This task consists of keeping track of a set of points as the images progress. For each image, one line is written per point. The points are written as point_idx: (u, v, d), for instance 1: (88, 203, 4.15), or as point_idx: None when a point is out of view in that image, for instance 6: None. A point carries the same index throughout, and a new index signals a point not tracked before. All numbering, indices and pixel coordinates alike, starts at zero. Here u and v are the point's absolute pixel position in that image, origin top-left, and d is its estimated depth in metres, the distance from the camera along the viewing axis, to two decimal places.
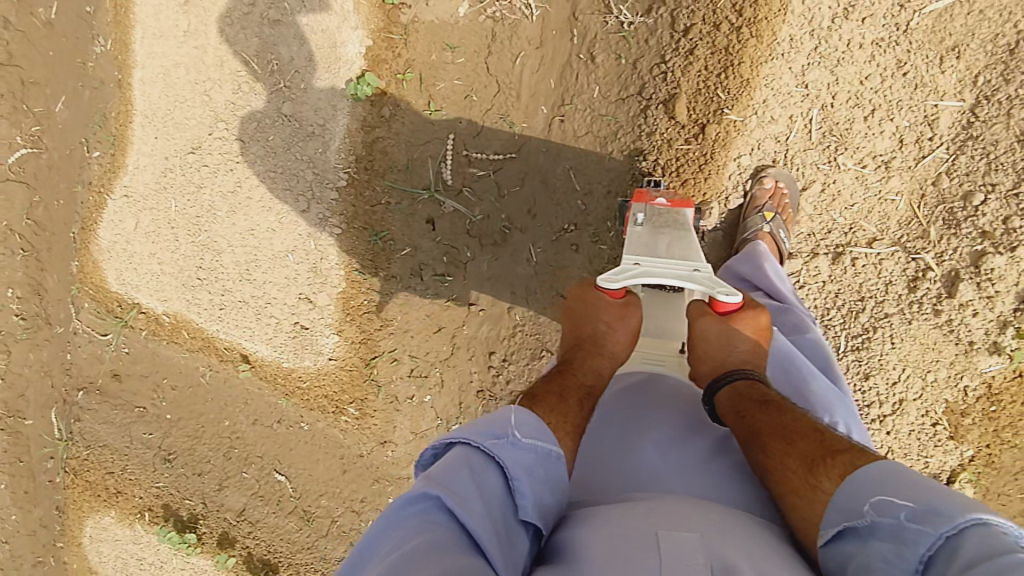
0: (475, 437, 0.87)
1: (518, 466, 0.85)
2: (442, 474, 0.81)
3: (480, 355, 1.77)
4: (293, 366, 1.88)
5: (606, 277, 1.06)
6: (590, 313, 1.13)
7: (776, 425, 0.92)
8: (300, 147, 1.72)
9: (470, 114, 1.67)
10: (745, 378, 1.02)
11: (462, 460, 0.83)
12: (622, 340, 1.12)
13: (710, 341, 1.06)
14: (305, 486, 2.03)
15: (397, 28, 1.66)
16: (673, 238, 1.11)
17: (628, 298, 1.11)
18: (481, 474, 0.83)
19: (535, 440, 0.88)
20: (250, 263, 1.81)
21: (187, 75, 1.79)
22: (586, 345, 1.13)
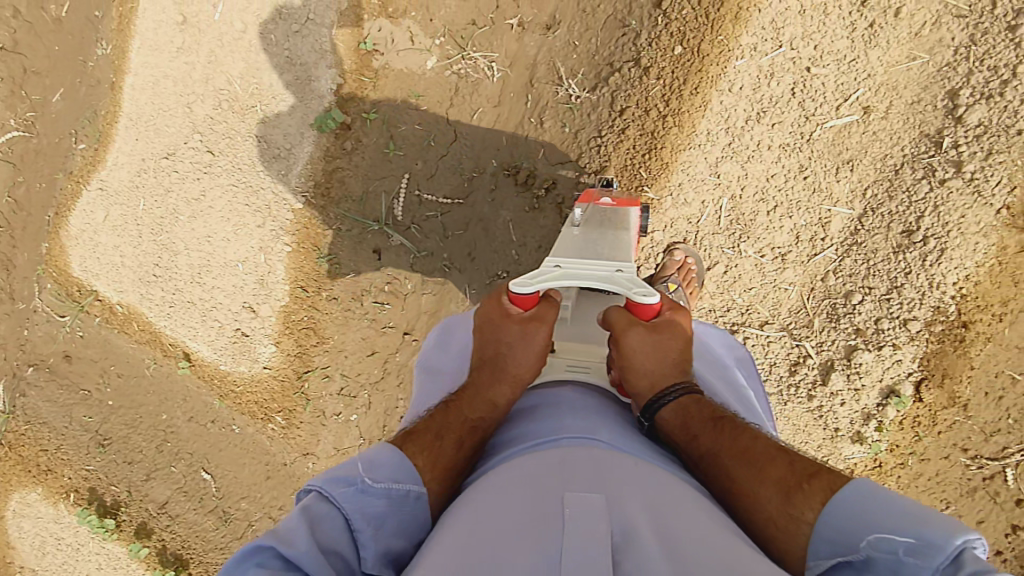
0: (322, 486, 0.80)
1: (365, 515, 0.79)
2: (279, 529, 0.74)
3: (407, 383, 1.87)
4: (230, 370, 1.97)
5: (520, 281, 0.95)
6: (491, 332, 0.99)
7: (733, 446, 0.87)
8: (266, 166, 1.85)
9: (426, 158, 1.82)
10: (690, 392, 0.94)
11: (304, 514, 0.76)
12: (525, 363, 0.97)
13: (646, 358, 0.95)
14: (228, 487, 2.10)
15: (368, 71, 1.80)
16: (605, 237, 1.07)
17: (539, 309, 0.97)
18: (325, 526, 0.76)
19: (388, 482, 0.82)
20: (203, 268, 1.91)
21: (174, 86, 1.92)
22: (485, 370, 0.99)
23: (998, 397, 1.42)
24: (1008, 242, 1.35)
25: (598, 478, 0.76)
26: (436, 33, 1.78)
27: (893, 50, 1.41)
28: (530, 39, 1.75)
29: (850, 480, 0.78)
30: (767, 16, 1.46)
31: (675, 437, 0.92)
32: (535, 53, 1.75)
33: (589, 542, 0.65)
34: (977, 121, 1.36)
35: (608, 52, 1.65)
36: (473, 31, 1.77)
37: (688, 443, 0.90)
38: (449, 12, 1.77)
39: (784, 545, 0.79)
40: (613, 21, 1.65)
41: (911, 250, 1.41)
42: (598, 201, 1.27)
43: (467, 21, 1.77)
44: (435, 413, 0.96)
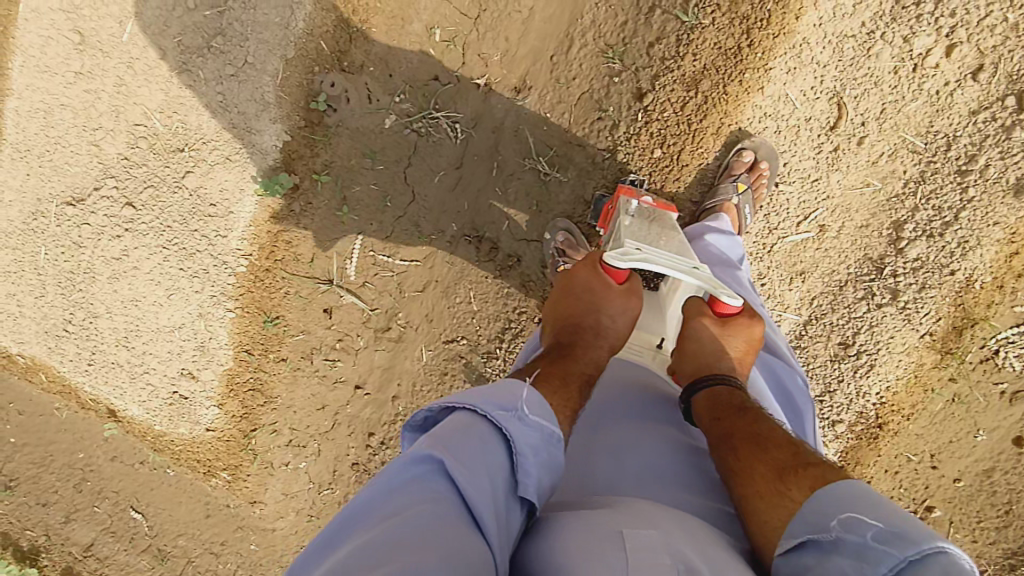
0: (483, 405, 0.82)
1: (524, 445, 0.80)
2: (444, 439, 0.77)
3: (360, 433, 1.83)
4: (166, 430, 1.86)
5: (614, 256, 1.05)
6: (592, 300, 1.13)
7: (748, 430, 0.94)
8: (197, 225, 1.66)
9: (381, 219, 1.69)
10: (723, 383, 1.04)
11: (463, 428, 0.79)
12: (620, 331, 1.14)
13: (699, 342, 1.10)
14: (162, 525, 1.99)
15: (319, 128, 1.62)
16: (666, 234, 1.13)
17: (630, 284, 1.15)
18: (486, 444, 0.78)
19: (542, 419, 0.83)
20: (130, 332, 1.74)
21: (73, 119, 1.63)
22: (587, 333, 1.12)
23: (895, 472, 1.63)
24: (925, 359, 1.54)
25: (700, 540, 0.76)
26: (396, 89, 1.61)
27: (851, 175, 1.47)
28: (498, 100, 1.62)
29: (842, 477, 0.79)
30: (746, 134, 1.47)
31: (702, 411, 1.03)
32: (502, 116, 1.62)
33: None
34: (916, 256, 1.47)
35: (580, 133, 1.58)
36: (436, 88, 1.61)
37: (711, 421, 1.00)
38: (411, 67, 1.60)
39: (761, 518, 0.82)
40: (587, 99, 1.56)
41: (846, 361, 1.57)
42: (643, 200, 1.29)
43: (430, 77, 1.61)
44: (553, 360, 1.05)
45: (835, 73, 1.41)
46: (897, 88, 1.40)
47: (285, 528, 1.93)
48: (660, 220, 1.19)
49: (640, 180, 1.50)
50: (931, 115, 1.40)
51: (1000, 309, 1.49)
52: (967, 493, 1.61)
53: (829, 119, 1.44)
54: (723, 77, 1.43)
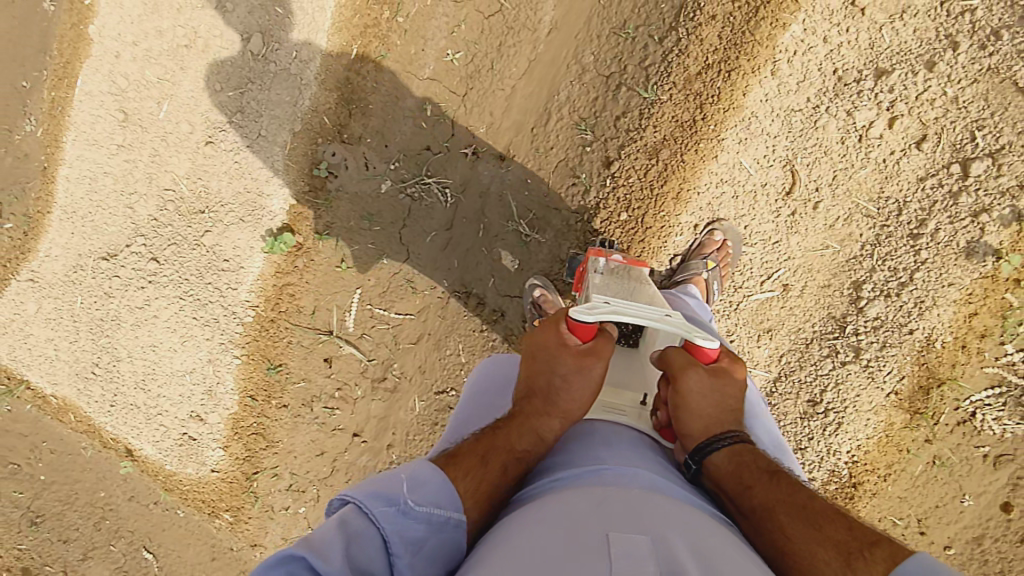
0: (363, 499, 0.85)
1: (401, 539, 0.83)
2: (315, 540, 0.78)
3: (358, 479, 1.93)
4: (176, 470, 1.98)
5: (579, 310, 1.02)
6: (547, 362, 1.09)
7: (788, 502, 0.94)
8: (213, 279, 1.84)
9: (377, 276, 1.84)
10: (741, 440, 1.03)
11: (337, 527, 0.81)
12: (575, 399, 1.07)
13: (702, 398, 1.05)
14: (172, 566, 2.09)
15: (322, 193, 1.79)
16: (633, 285, 1.13)
17: (595, 344, 1.09)
18: (359, 540, 0.81)
19: (430, 508, 0.87)
20: (148, 375, 1.90)
21: (113, 184, 1.87)
22: (536, 399, 1.08)
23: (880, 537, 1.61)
24: (894, 418, 1.54)
25: (635, 514, 0.79)
26: (391, 158, 1.77)
27: (810, 237, 1.53)
28: (484, 168, 1.76)
29: (913, 555, 0.81)
30: (704, 199, 1.56)
31: (724, 479, 1.00)
32: (488, 182, 1.77)
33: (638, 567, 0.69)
34: (876, 314, 1.51)
35: (557, 197, 1.71)
36: (427, 156, 1.77)
37: (741, 492, 0.98)
38: (404, 138, 1.76)
39: None
40: (563, 167, 1.70)
41: (815, 419, 1.58)
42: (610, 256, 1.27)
43: (422, 147, 1.77)
44: (484, 436, 1.04)
45: (786, 144, 1.51)
46: (847, 156, 1.48)
47: None
48: (628, 274, 1.18)
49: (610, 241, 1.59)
50: (881, 182, 1.47)
51: (968, 370, 1.49)
52: (958, 562, 1.57)
53: (784, 186, 1.52)
54: (681, 146, 1.54)
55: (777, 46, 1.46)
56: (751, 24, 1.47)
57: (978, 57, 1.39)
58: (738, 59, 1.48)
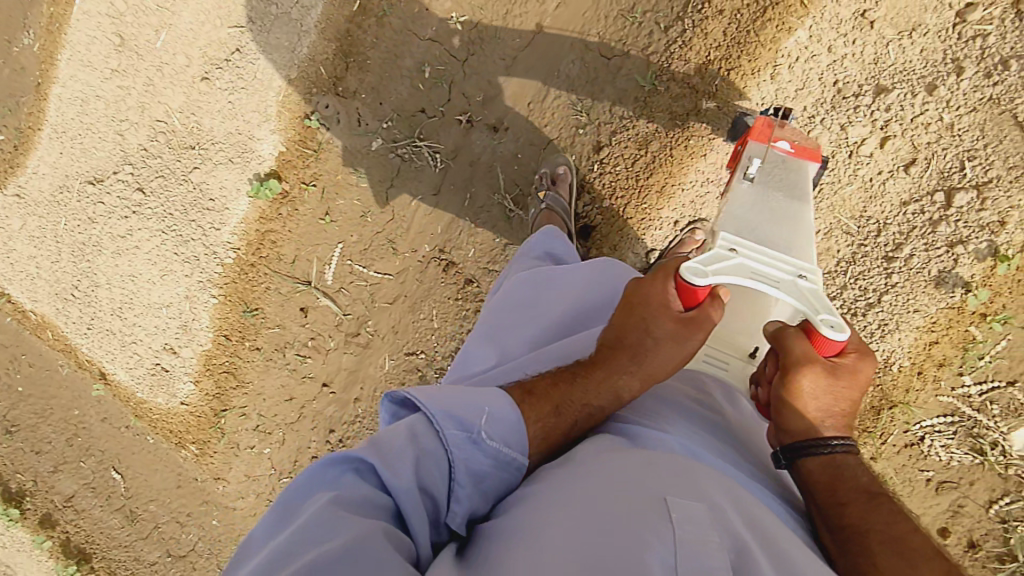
0: (437, 416, 0.86)
1: (465, 468, 0.86)
2: (385, 445, 0.84)
3: (322, 428, 1.95)
4: (147, 398, 2.03)
5: (701, 258, 1.00)
6: (643, 319, 1.03)
7: (885, 530, 0.84)
8: (196, 216, 1.85)
9: (361, 232, 1.85)
10: (846, 449, 0.93)
11: (407, 434, 0.86)
12: (663, 363, 1.02)
13: (814, 400, 0.94)
14: (138, 489, 2.16)
15: (312, 143, 1.78)
16: (777, 201, 1.19)
17: (700, 312, 1.01)
18: (426, 459, 0.84)
19: (499, 444, 0.88)
20: (125, 303, 1.93)
21: (105, 110, 1.86)
22: (623, 355, 1.03)
23: None
24: None
25: (689, 480, 0.81)
26: (385, 116, 1.76)
27: None
28: (477, 137, 1.76)
29: None
30: (687, 197, 1.55)
31: (819, 486, 0.92)
32: (479, 152, 1.76)
33: (694, 545, 0.70)
34: None
35: (544, 175, 1.71)
36: (421, 119, 1.76)
37: (831, 506, 0.90)
38: (400, 97, 1.75)
39: None
40: (555, 146, 1.69)
41: None
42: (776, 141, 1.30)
43: (417, 109, 1.76)
44: (559, 381, 1.00)
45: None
46: (835, 171, 1.46)
47: (245, 508, 2.07)
48: (781, 179, 1.24)
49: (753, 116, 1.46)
50: (866, 200, 1.45)
51: (922, 396, 1.49)
52: None
53: None
54: (671, 140, 1.54)
55: (779, 50, 1.44)
56: (756, 24, 1.45)
57: (981, 85, 1.36)
58: (739, 58, 1.46)
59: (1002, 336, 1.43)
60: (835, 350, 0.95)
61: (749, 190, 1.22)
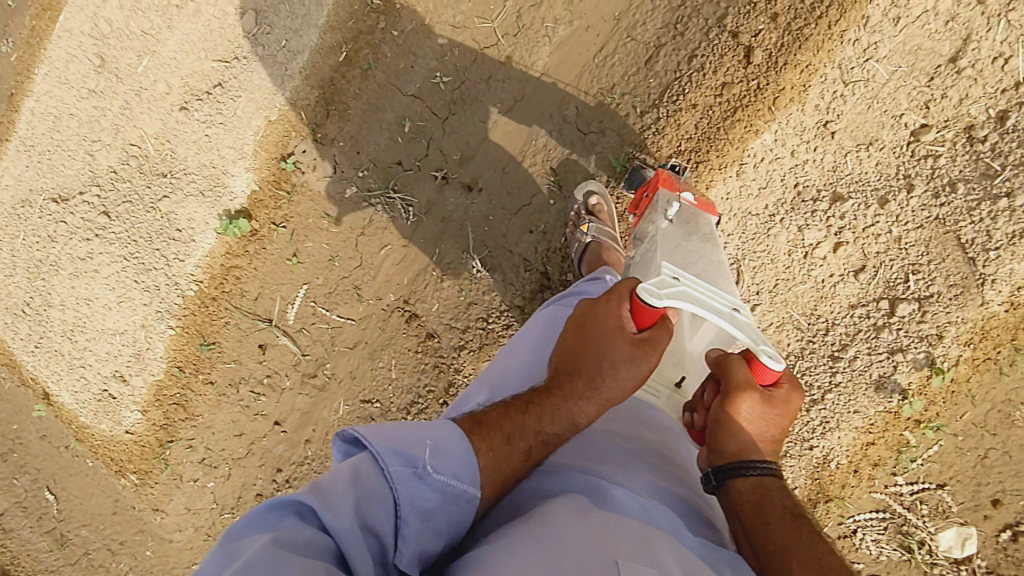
0: (381, 453, 0.83)
1: (412, 506, 0.82)
2: (325, 488, 0.80)
3: (269, 466, 1.91)
4: (90, 423, 1.98)
5: (649, 288, 0.96)
6: (598, 343, 1.01)
7: (805, 549, 0.84)
8: (161, 246, 1.83)
9: (327, 275, 1.84)
10: (772, 473, 0.96)
11: (352, 473, 0.82)
12: (619, 387, 1.01)
13: (746, 423, 0.97)
14: (72, 511, 2.09)
15: (286, 185, 1.79)
16: (690, 247, 1.34)
17: (651, 333, 1.01)
18: (370, 499, 0.80)
19: (447, 477, 0.85)
20: (77, 327, 1.89)
21: (77, 129, 1.84)
22: (578, 382, 1.01)
23: None
24: None
25: (638, 536, 0.78)
26: (361, 165, 1.77)
27: None
28: (450, 194, 1.77)
29: None
30: None
31: (745, 506, 0.92)
32: (452, 209, 1.77)
33: None
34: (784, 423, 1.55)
35: (512, 239, 1.73)
36: (397, 171, 1.77)
37: (758, 526, 0.89)
38: (378, 149, 1.76)
39: None
40: (527, 211, 1.72)
41: None
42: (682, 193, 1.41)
43: (394, 161, 1.77)
44: (511, 411, 0.98)
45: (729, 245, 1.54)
46: (790, 269, 1.52)
47: (182, 542, 2.00)
48: (691, 225, 1.38)
49: (679, 166, 1.50)
50: (816, 299, 1.51)
51: (856, 492, 1.54)
52: None
53: None
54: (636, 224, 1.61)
55: (745, 150, 1.49)
56: (727, 123, 1.49)
57: (929, 204, 1.44)
58: (709, 153, 1.51)
59: (934, 441, 1.50)
60: (771, 379, 0.99)
61: (665, 232, 1.36)
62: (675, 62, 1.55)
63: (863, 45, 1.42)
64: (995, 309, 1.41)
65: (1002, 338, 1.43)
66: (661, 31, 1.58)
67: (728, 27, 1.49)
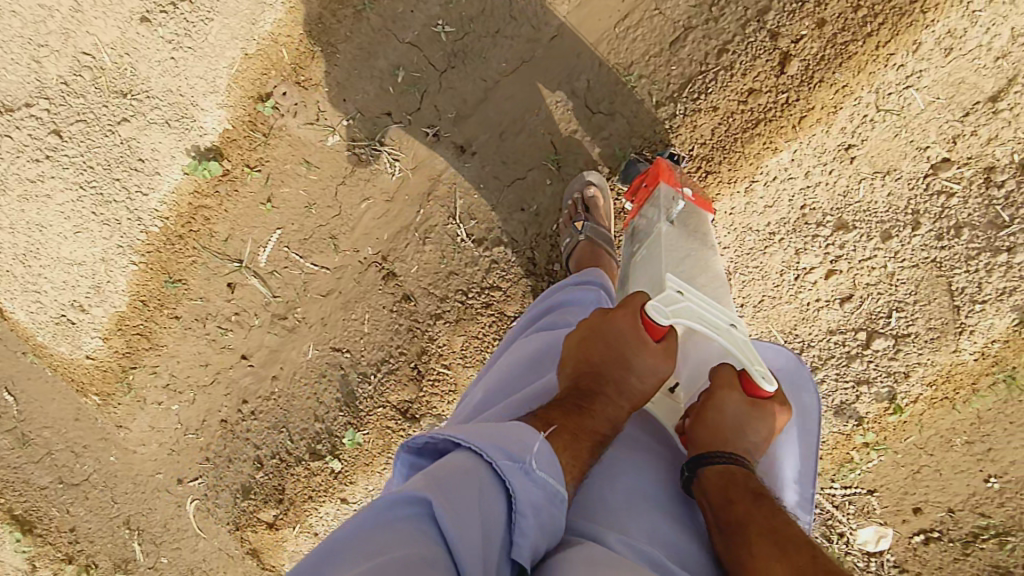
0: (489, 450, 0.76)
1: (526, 502, 0.74)
2: (440, 482, 0.72)
3: (235, 398, 1.90)
4: (48, 344, 1.90)
5: (656, 305, 0.99)
6: (621, 353, 0.96)
7: (764, 523, 0.83)
8: (121, 174, 1.68)
9: (302, 222, 1.74)
10: (740, 464, 0.92)
11: (464, 470, 0.74)
12: (647, 393, 0.97)
13: (726, 418, 0.96)
14: (32, 412, 2.05)
15: (261, 128, 1.65)
16: (692, 248, 1.21)
17: (668, 342, 0.99)
18: (485, 496, 0.73)
19: (549, 475, 0.77)
20: (30, 252, 1.77)
21: (20, 30, 1.60)
22: (608, 389, 0.95)
23: None
24: None
25: None
26: (346, 114, 1.63)
27: None
28: (442, 154, 1.65)
29: None
30: None
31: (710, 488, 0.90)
32: (441, 170, 1.66)
33: None
34: None
35: (502, 212, 1.65)
36: (386, 122, 1.63)
37: (721, 505, 0.88)
38: (365, 98, 1.61)
39: None
40: (519, 186, 1.63)
41: None
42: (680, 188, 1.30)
43: (382, 112, 1.62)
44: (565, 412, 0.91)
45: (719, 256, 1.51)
46: (779, 287, 1.50)
47: (146, 454, 2.01)
48: (691, 224, 1.25)
49: (679, 155, 1.42)
50: (798, 319, 1.51)
51: None
52: None
53: None
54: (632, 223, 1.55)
55: (759, 167, 1.41)
56: (745, 135, 1.40)
57: (930, 245, 1.41)
58: (721, 164, 1.43)
59: (875, 457, 1.60)
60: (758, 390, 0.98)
61: (664, 233, 1.23)
62: (702, 52, 1.42)
63: (908, 71, 1.32)
64: (966, 357, 1.46)
65: (964, 380, 1.48)
66: (692, 10, 1.43)
67: (769, 24, 1.37)
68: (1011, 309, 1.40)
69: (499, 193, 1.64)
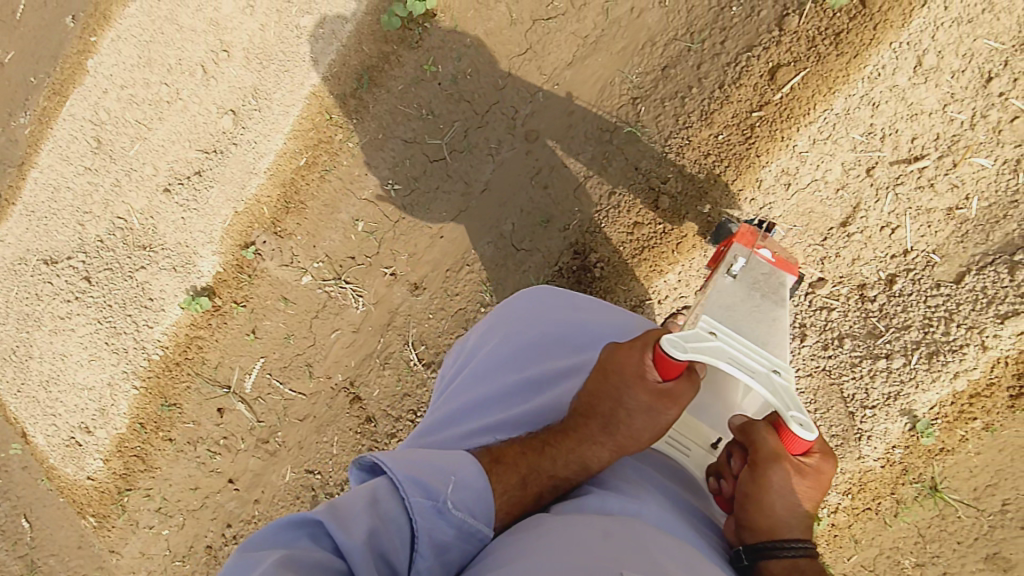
0: (401, 482, 0.86)
1: (430, 539, 0.84)
2: (344, 509, 0.82)
3: (220, 521, 2.00)
4: (58, 466, 2.14)
5: (674, 341, 0.88)
6: (615, 388, 0.97)
7: None
8: (133, 312, 2.02)
9: (282, 352, 1.97)
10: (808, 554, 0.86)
11: (370, 498, 0.84)
12: (636, 432, 0.97)
13: (782, 499, 0.88)
14: (42, 541, 2.18)
15: (248, 270, 1.96)
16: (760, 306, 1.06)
17: (674, 387, 0.93)
18: (386, 525, 0.82)
19: (464, 514, 0.87)
20: (51, 379, 2.11)
21: (72, 202, 2.06)
22: (594, 423, 0.99)
23: None
24: None
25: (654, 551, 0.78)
26: (317, 257, 1.93)
27: None
28: (398, 290, 1.89)
29: None
30: None
31: None
32: (398, 303, 1.89)
33: None
34: None
35: (450, 338, 1.82)
36: (350, 265, 1.92)
37: None
38: (332, 245, 1.92)
39: None
40: (460, 316, 1.81)
41: None
42: (756, 249, 1.20)
43: (348, 255, 1.92)
44: (526, 451, 0.98)
45: None
46: None
47: None
48: (764, 285, 1.13)
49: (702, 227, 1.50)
50: None
51: None
52: None
53: None
54: None
55: (651, 288, 1.61)
56: (635, 260, 1.61)
57: (818, 354, 1.52)
58: (616, 286, 1.64)
59: None
60: (803, 450, 0.90)
61: (728, 287, 1.11)
62: (598, 194, 1.67)
63: (758, 204, 1.53)
64: (872, 464, 1.49)
65: (881, 490, 1.49)
66: (590, 162, 1.68)
67: (643, 170, 1.62)
68: (900, 413, 1.46)
69: (444, 321, 1.84)
